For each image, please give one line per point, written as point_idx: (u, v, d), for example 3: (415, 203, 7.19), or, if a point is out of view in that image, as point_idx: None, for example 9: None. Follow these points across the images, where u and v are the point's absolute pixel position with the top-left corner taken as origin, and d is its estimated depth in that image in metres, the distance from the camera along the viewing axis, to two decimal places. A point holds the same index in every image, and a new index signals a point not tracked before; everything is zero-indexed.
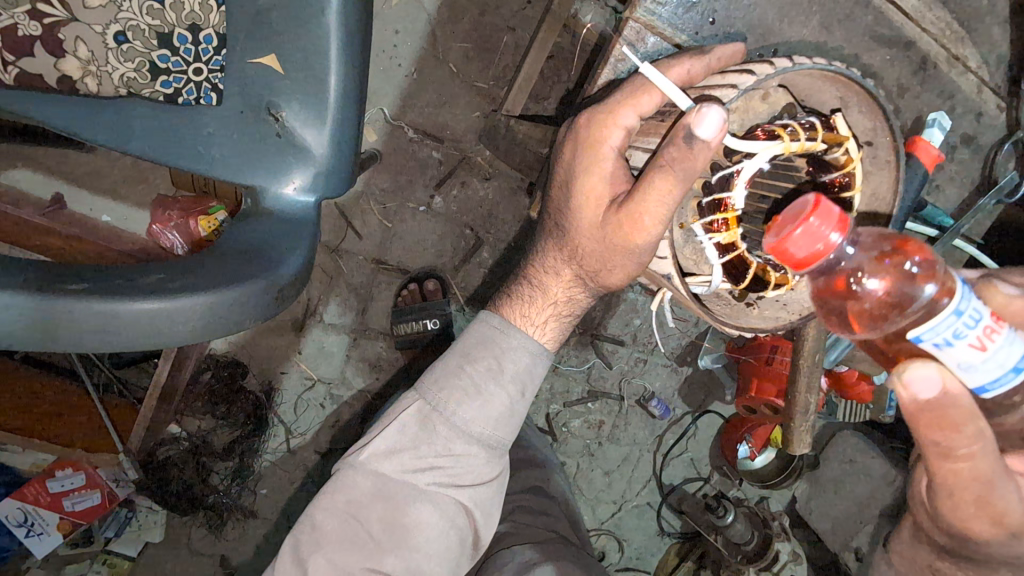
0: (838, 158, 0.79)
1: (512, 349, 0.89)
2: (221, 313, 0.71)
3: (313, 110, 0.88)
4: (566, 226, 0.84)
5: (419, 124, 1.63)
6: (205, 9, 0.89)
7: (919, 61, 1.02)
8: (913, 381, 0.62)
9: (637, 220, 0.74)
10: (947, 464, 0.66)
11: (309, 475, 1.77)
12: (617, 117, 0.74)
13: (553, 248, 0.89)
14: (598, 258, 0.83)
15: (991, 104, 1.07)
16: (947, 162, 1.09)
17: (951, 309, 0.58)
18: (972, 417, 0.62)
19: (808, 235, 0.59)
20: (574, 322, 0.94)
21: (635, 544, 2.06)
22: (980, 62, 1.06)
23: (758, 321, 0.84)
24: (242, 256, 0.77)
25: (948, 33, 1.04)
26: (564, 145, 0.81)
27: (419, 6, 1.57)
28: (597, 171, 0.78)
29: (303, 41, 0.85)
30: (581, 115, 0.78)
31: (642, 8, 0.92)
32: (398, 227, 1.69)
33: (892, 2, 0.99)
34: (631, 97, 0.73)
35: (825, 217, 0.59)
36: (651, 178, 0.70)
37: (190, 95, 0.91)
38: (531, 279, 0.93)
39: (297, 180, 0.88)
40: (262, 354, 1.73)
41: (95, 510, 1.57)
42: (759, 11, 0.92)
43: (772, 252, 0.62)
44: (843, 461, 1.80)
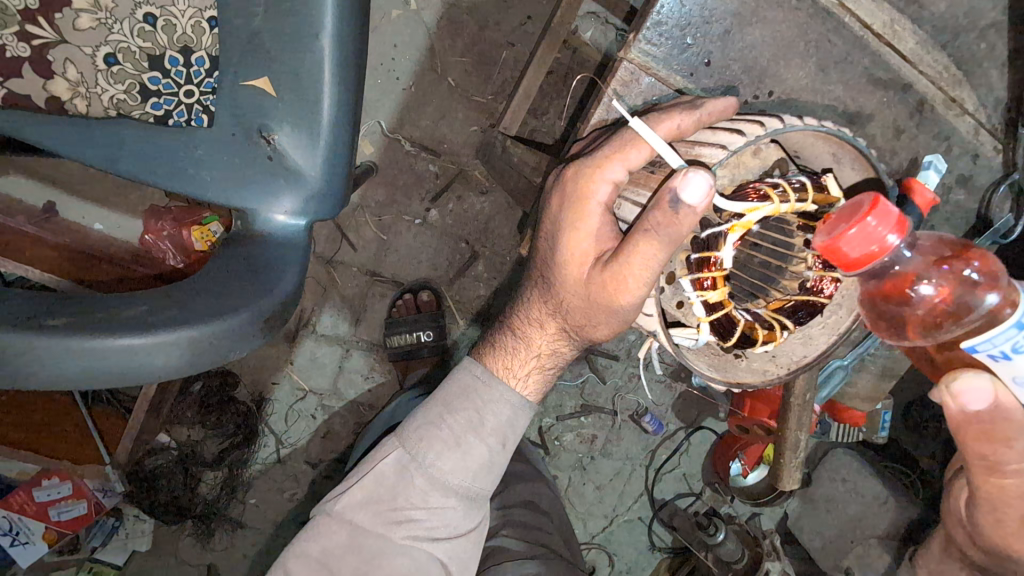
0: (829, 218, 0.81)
1: (493, 400, 0.95)
2: (203, 347, 0.70)
3: (306, 136, 0.87)
4: (551, 279, 0.87)
5: (416, 137, 1.62)
6: (197, 31, 0.88)
7: (915, 105, 1.00)
8: (962, 393, 0.69)
9: (621, 280, 0.76)
10: (992, 480, 0.76)
11: (300, 486, 1.77)
12: (605, 171, 0.76)
13: (537, 300, 0.93)
14: (582, 315, 0.86)
15: (987, 145, 1.04)
16: (941, 203, 1.07)
17: (1012, 322, 0.62)
18: (1022, 433, 0.69)
19: (863, 236, 0.62)
20: (556, 372, 0.98)
21: (626, 558, 2.07)
22: (978, 105, 1.04)
23: (747, 375, 0.84)
24: (235, 280, 0.77)
25: (945, 76, 1.02)
26: (551, 197, 0.84)
27: (419, 20, 1.56)
28: (583, 227, 0.80)
29: (296, 69, 0.85)
30: (569, 168, 0.80)
31: (636, 49, 0.92)
32: (393, 241, 1.68)
33: (891, 45, 0.98)
34: (620, 151, 0.75)
35: (883, 217, 0.62)
36: (636, 241, 0.72)
37: (180, 117, 0.90)
38: (515, 330, 0.97)
39: (287, 204, 0.88)
40: (255, 365, 1.73)
41: (82, 519, 1.55)
42: (756, 52, 0.94)
43: (825, 251, 0.64)
44: (835, 480, 1.81)
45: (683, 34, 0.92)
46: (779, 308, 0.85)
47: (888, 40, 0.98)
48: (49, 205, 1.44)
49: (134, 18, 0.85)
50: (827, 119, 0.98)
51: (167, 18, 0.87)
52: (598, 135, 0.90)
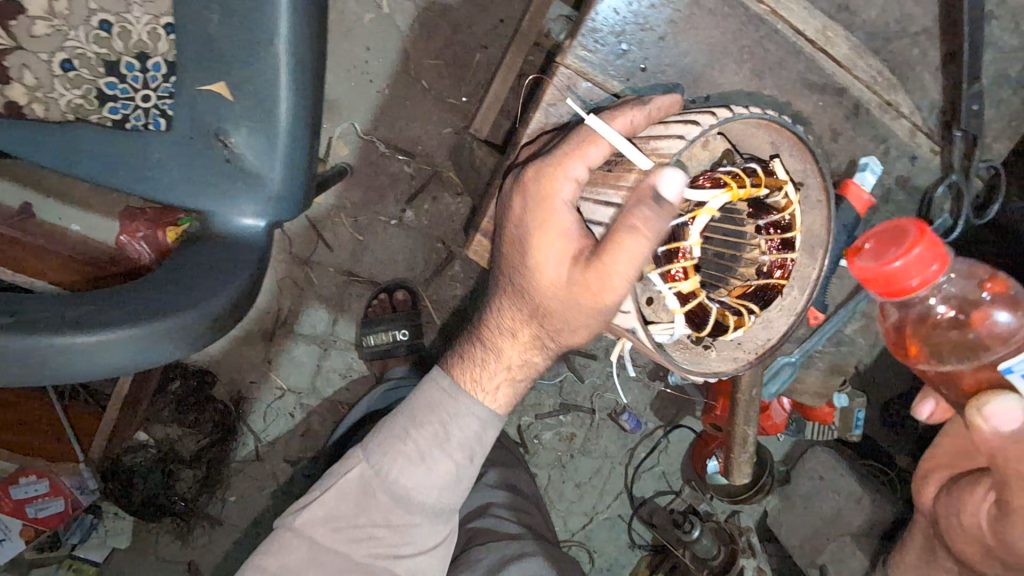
0: (779, 202, 0.84)
1: (458, 414, 0.97)
2: (149, 345, 0.71)
3: (264, 141, 0.90)
4: (524, 283, 0.89)
5: (391, 139, 1.63)
6: (153, 37, 0.89)
7: (851, 107, 1.03)
8: (995, 414, 0.77)
9: (605, 279, 0.77)
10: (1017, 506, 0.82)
11: (279, 483, 1.80)
12: (567, 169, 0.80)
13: (509, 308, 0.94)
14: (561, 317, 0.88)
15: (924, 147, 1.06)
16: (882, 203, 1.10)
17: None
18: None
19: (914, 262, 0.68)
20: (528, 382, 1.00)
21: (605, 554, 2.10)
22: (914, 107, 1.05)
23: (717, 363, 0.86)
24: (187, 280, 0.79)
25: (880, 81, 1.04)
26: (514, 200, 0.87)
27: (392, 23, 1.57)
28: (552, 228, 0.83)
29: (254, 76, 0.87)
30: (529, 173, 0.84)
31: (572, 56, 0.95)
32: (370, 241, 1.70)
33: (826, 51, 1.01)
34: (581, 150, 0.79)
35: (928, 246, 0.68)
36: (620, 236, 0.74)
37: (137, 121, 0.91)
38: (487, 340, 0.98)
39: (247, 208, 0.91)
40: (232, 363, 1.75)
41: (59, 516, 1.57)
42: (689, 59, 0.96)
43: (879, 274, 0.69)
44: (813, 478, 1.89)
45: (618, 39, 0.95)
46: (743, 294, 0.87)
47: (821, 47, 1.01)
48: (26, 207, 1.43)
49: (89, 25, 0.87)
50: None
51: (123, 25, 0.88)
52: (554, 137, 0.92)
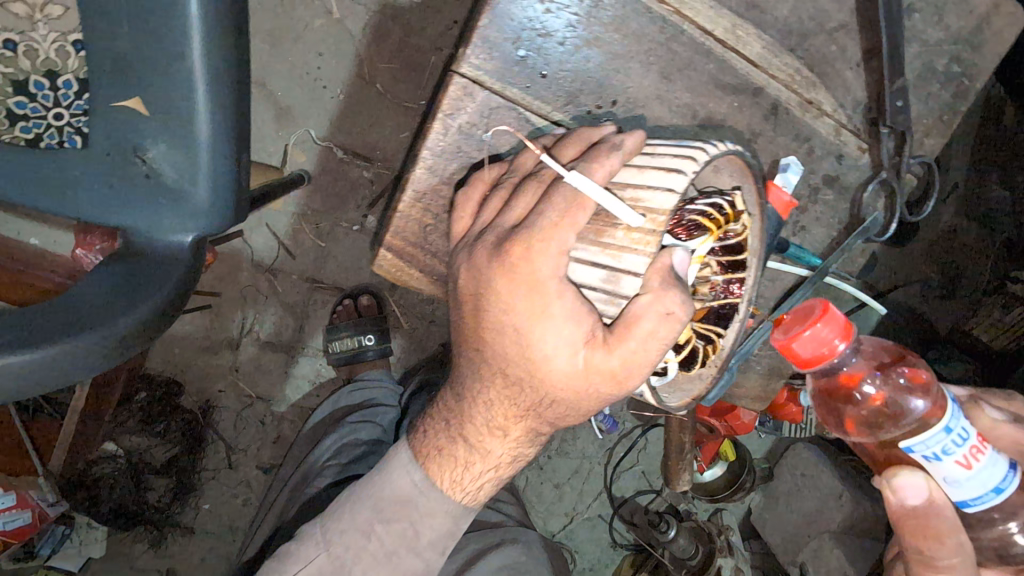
0: (735, 230, 0.80)
1: (428, 515, 0.95)
2: (47, 369, 0.74)
3: (182, 155, 0.89)
4: (518, 374, 0.76)
5: (348, 145, 1.62)
6: (61, 55, 0.91)
7: (768, 107, 1.04)
8: (903, 487, 0.74)
9: (634, 368, 0.70)
10: (928, 572, 0.78)
11: (253, 490, 1.81)
12: (559, 238, 0.68)
13: (496, 401, 0.82)
14: (556, 416, 0.81)
15: (851, 145, 1.06)
16: (811, 202, 1.08)
17: (943, 426, 0.68)
18: (954, 530, 0.74)
19: (814, 338, 0.69)
20: (512, 473, 0.94)
21: (587, 555, 2.08)
22: (836, 106, 1.05)
23: (689, 385, 0.87)
24: (93, 298, 0.80)
25: (798, 78, 1.04)
26: (498, 283, 0.71)
27: (343, 28, 1.56)
28: (553, 317, 0.70)
29: (169, 92, 0.87)
30: (515, 245, 0.68)
31: (467, 65, 0.98)
32: (332, 247, 1.70)
33: (736, 50, 1.03)
34: (568, 215, 0.68)
35: (832, 323, 0.69)
36: (650, 323, 0.67)
37: (51, 139, 0.91)
38: (472, 433, 0.88)
39: (169, 224, 0.91)
40: (199, 372, 1.75)
41: (25, 529, 1.54)
42: (592, 64, 0.99)
43: (781, 349, 0.71)
44: (794, 474, 1.88)
45: (515, 48, 0.98)
46: (706, 318, 0.84)
47: (732, 47, 1.02)
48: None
49: None
50: (681, 126, 1.02)
51: (28, 45, 0.90)
52: (508, 188, 0.79)
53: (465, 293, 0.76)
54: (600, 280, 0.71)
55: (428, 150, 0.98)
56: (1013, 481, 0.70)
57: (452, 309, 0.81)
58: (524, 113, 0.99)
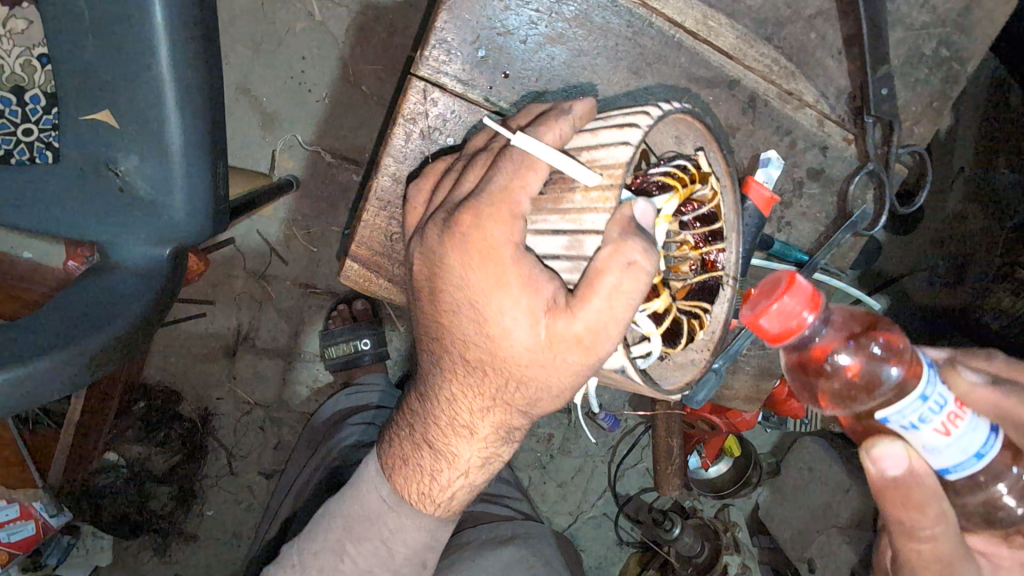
0: (704, 195, 0.79)
1: (400, 531, 0.94)
2: (20, 389, 0.73)
3: (156, 166, 0.88)
4: (483, 354, 0.76)
5: (336, 148, 1.61)
6: (27, 69, 0.90)
7: (746, 99, 1.03)
8: (882, 457, 0.69)
9: (601, 330, 0.68)
10: (911, 545, 0.74)
11: (255, 496, 1.81)
12: (512, 202, 0.69)
13: (463, 392, 0.82)
14: (524, 401, 0.79)
15: (836, 136, 1.04)
16: (796, 197, 1.07)
17: (918, 394, 0.65)
18: (935, 499, 0.69)
19: (783, 312, 0.67)
20: (489, 476, 0.91)
21: (594, 554, 2.05)
22: (818, 95, 1.03)
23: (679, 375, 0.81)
24: (68, 315, 0.79)
25: (775, 69, 1.01)
26: (453, 259, 0.73)
27: (326, 31, 1.54)
28: (508, 290, 0.70)
29: (138, 102, 0.86)
30: (465, 214, 0.71)
31: (425, 68, 0.97)
32: (324, 252, 1.69)
33: (707, 42, 1.00)
34: (519, 176, 0.70)
35: (797, 295, 0.67)
36: (612, 275, 0.65)
37: (21, 155, 0.92)
38: (442, 428, 0.87)
39: (144, 237, 0.90)
40: (196, 381, 1.76)
41: (31, 539, 1.56)
42: (555, 58, 0.98)
43: (749, 324, 0.69)
44: (801, 469, 1.83)
45: (471, 49, 0.97)
46: (689, 294, 0.81)
47: (704, 37, 1.00)
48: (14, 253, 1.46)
49: None
50: None
51: None
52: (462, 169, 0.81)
53: (422, 282, 0.80)
54: (563, 248, 0.71)
55: (390, 157, 1.00)
56: (995, 446, 0.66)
57: (415, 303, 0.83)
58: (484, 114, 0.98)
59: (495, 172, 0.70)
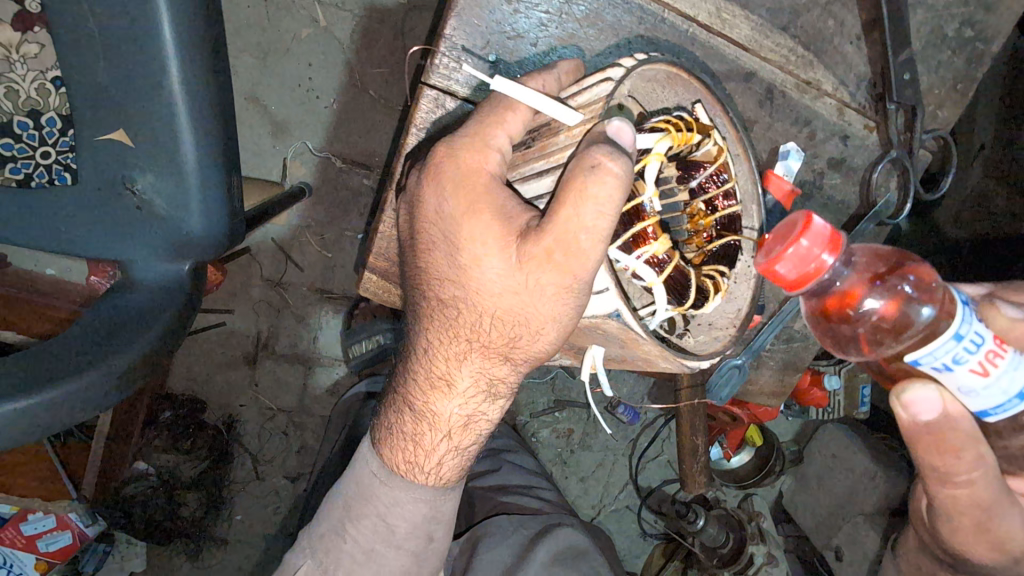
0: (711, 151, 0.78)
1: (397, 504, 0.92)
2: (53, 412, 0.74)
3: (172, 183, 0.89)
4: (460, 293, 0.78)
5: (346, 153, 1.61)
6: (42, 93, 0.90)
7: (763, 91, 1.05)
8: (914, 402, 0.67)
9: (571, 243, 0.67)
10: (947, 491, 0.73)
11: (283, 498, 1.84)
12: (489, 138, 0.72)
13: (444, 342, 0.83)
14: (502, 340, 0.79)
15: (857, 124, 1.10)
16: (821, 189, 1.12)
17: (952, 334, 0.62)
18: (972, 443, 0.68)
19: (800, 258, 0.66)
20: (478, 439, 0.90)
21: (618, 546, 2.04)
22: (839, 84, 1.07)
23: (692, 344, 0.80)
24: (96, 336, 0.80)
25: (794, 58, 1.06)
26: (428, 193, 0.77)
27: (331, 35, 1.54)
28: (483, 214, 0.72)
29: (151, 119, 0.86)
30: (440, 149, 0.75)
31: (436, 76, 0.95)
32: (339, 256, 1.70)
33: (721, 35, 1.02)
34: (497, 117, 0.73)
35: (815, 238, 0.66)
36: (580, 180, 0.64)
37: (41, 178, 0.92)
38: (421, 383, 0.87)
39: (166, 255, 0.91)
40: (219, 389, 1.78)
41: (69, 548, 1.62)
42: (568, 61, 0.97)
43: (764, 272, 0.68)
44: (827, 456, 1.82)
45: (480, 56, 0.95)
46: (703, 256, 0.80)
47: (719, 32, 1.02)
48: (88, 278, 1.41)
49: None
50: None
51: (9, 86, 0.89)
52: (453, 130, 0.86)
53: (405, 226, 0.84)
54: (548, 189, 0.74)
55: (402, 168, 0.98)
56: None
57: (403, 256, 0.87)
58: None
59: (473, 125, 0.73)
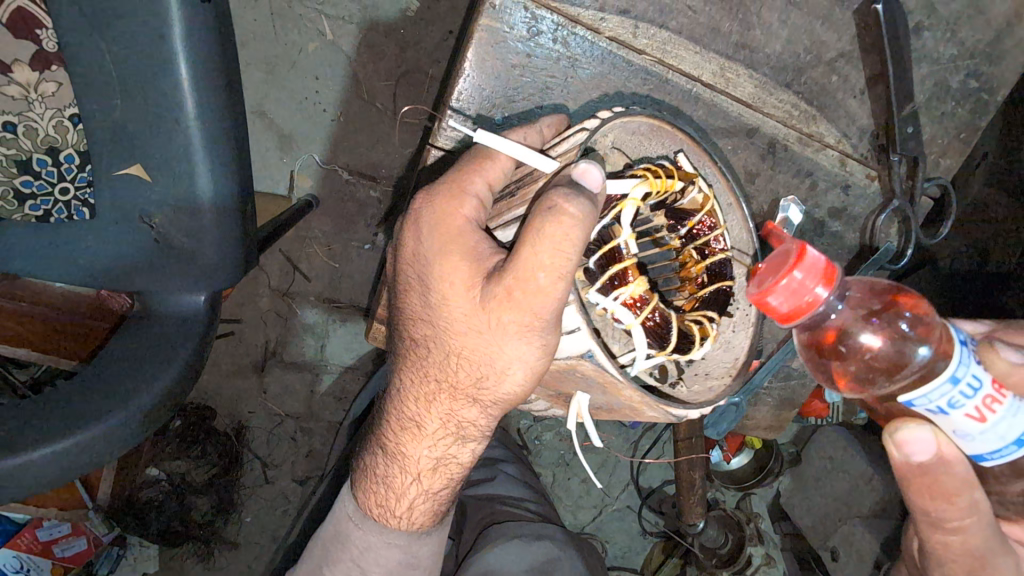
0: (695, 199, 0.80)
1: (370, 549, 0.94)
2: (80, 453, 0.78)
3: (187, 216, 0.89)
4: (429, 331, 0.79)
5: (352, 165, 1.61)
6: (60, 130, 0.92)
7: (766, 147, 1.12)
8: (908, 443, 0.69)
9: (530, 276, 0.66)
10: (939, 537, 0.75)
11: (291, 501, 1.87)
12: (468, 185, 0.74)
13: (415, 385, 0.83)
14: (471, 382, 0.78)
15: (858, 175, 1.15)
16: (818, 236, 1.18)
17: (949, 377, 0.63)
18: (967, 490, 0.70)
19: (793, 289, 0.64)
20: (450, 478, 0.90)
21: (617, 543, 2.07)
22: (840, 137, 1.13)
23: (694, 399, 0.80)
24: (116, 375, 0.83)
25: (796, 114, 1.11)
26: (406, 233, 0.78)
27: (337, 49, 1.54)
28: (454, 253, 0.73)
29: (166, 156, 0.87)
30: (420, 195, 0.77)
31: (442, 138, 1.04)
32: (345, 266, 1.71)
33: (725, 92, 1.09)
34: (479, 164, 0.75)
35: (809, 271, 0.63)
36: (543, 220, 0.65)
37: (61, 214, 0.96)
38: (394, 422, 0.88)
39: (182, 287, 0.93)
40: (229, 396, 1.81)
41: (83, 553, 1.66)
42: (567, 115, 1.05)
43: (757, 304, 0.65)
44: (824, 458, 1.82)
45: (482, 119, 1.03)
46: (697, 303, 0.82)
47: (723, 91, 1.09)
48: (100, 294, 1.30)
49: None
50: None
51: (27, 125, 0.91)
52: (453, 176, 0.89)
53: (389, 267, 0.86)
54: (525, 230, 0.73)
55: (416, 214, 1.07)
56: None
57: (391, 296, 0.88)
58: None
59: (453, 171, 0.75)
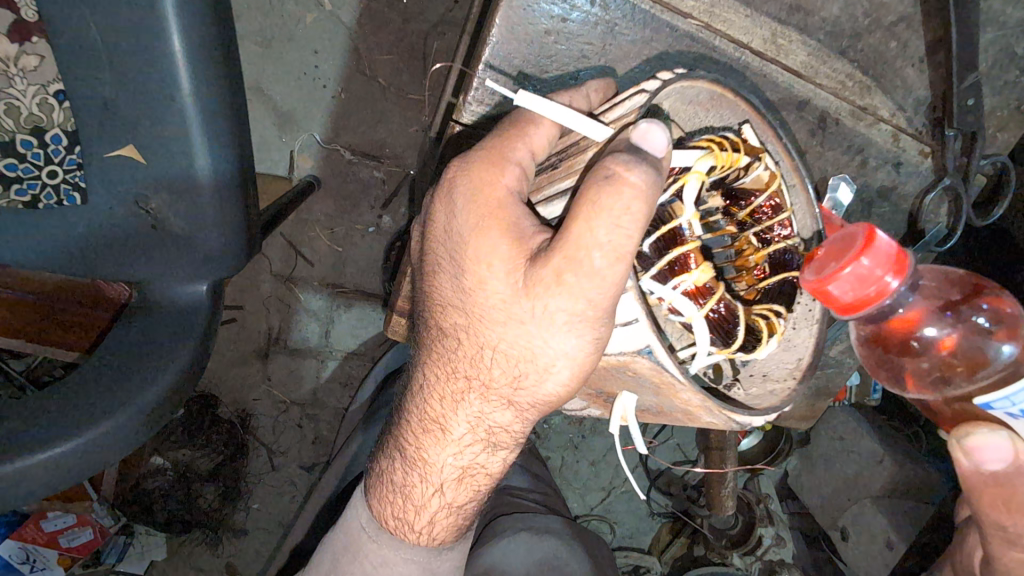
0: (760, 177, 0.74)
1: (383, 562, 0.92)
2: (81, 456, 0.74)
3: (188, 201, 0.84)
4: (461, 321, 0.74)
5: (355, 144, 1.54)
6: (45, 108, 0.86)
7: (816, 121, 1.07)
8: (980, 449, 0.70)
9: (579, 258, 0.62)
10: (1011, 551, 0.77)
11: (298, 487, 1.85)
12: (510, 154, 0.69)
13: (440, 385, 0.79)
14: (505, 380, 0.73)
15: (912, 151, 1.09)
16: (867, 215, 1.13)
17: None
18: None
19: (854, 278, 0.61)
20: (476, 482, 0.86)
21: (626, 525, 2.06)
22: (895, 109, 1.07)
23: (746, 399, 0.77)
24: (116, 372, 0.79)
25: (850, 85, 1.05)
26: (438, 210, 0.73)
27: (338, 20, 1.46)
28: (491, 234, 0.68)
29: (163, 137, 0.81)
30: (453, 166, 0.72)
31: (466, 114, 0.99)
32: (349, 250, 1.65)
33: (776, 61, 1.03)
34: (520, 132, 0.70)
35: (874, 257, 0.61)
36: (600, 196, 0.60)
37: (50, 199, 0.89)
38: (418, 420, 0.84)
39: (188, 275, 0.88)
40: (233, 384, 1.77)
41: (89, 543, 1.63)
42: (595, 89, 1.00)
43: (814, 291, 0.63)
44: (834, 438, 1.76)
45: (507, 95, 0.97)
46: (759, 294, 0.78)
47: (773, 58, 1.02)
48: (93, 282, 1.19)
49: None
50: None
51: (9, 102, 0.84)
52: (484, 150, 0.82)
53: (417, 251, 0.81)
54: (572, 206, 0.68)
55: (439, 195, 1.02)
56: None
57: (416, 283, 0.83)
58: None
59: (492, 140, 0.70)
